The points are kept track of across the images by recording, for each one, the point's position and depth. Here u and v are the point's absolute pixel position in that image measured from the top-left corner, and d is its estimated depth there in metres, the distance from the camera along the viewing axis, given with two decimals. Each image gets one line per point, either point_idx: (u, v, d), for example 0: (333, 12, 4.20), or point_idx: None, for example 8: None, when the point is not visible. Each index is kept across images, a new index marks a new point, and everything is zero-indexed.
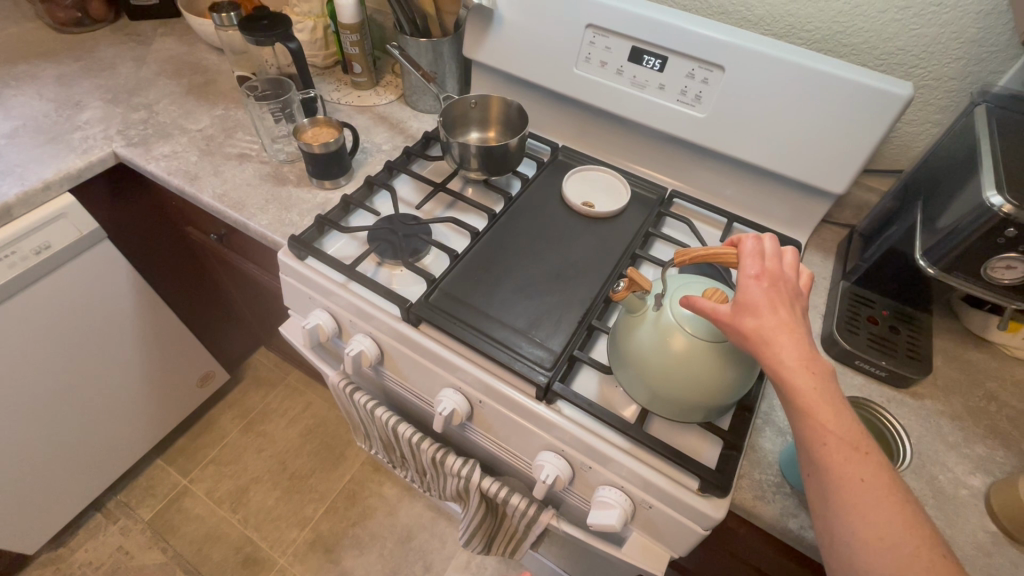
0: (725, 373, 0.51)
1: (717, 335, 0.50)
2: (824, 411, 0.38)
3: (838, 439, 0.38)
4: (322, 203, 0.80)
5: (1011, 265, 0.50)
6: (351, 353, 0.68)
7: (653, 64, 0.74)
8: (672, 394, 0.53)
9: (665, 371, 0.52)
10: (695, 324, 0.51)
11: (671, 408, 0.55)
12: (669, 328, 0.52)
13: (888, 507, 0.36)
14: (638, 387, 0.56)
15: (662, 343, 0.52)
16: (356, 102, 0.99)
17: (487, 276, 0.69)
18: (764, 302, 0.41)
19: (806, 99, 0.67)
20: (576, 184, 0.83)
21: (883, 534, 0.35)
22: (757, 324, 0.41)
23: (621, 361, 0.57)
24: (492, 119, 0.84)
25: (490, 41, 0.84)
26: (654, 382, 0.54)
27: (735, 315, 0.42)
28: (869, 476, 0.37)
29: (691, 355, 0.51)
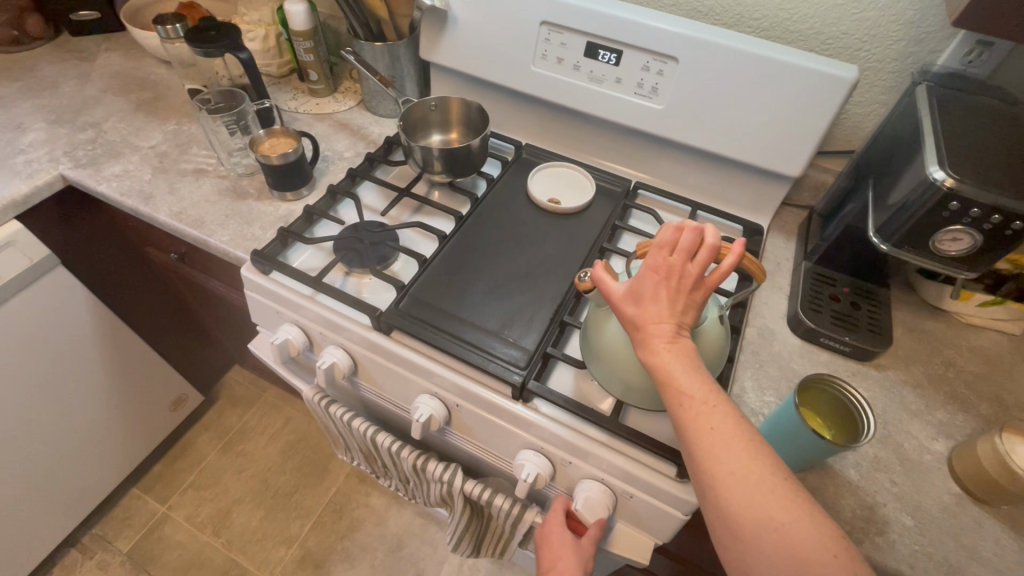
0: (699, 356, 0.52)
1: None
2: (679, 374, 0.42)
3: (690, 398, 0.41)
4: (284, 215, 0.78)
5: (956, 238, 0.52)
6: (323, 365, 0.67)
7: (609, 58, 0.74)
8: (648, 384, 0.54)
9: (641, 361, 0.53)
10: None
11: (648, 398, 0.55)
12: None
13: (735, 447, 0.39)
14: (613, 380, 0.56)
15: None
16: (315, 109, 0.97)
17: (457, 279, 0.69)
18: (644, 289, 0.44)
19: (759, 85, 0.68)
20: (541, 181, 0.83)
21: (732, 470, 0.38)
22: (635, 309, 0.45)
23: (592, 353, 0.57)
24: (453, 120, 0.83)
25: (445, 42, 0.84)
26: (625, 372, 0.54)
27: (620, 298, 0.46)
28: (718, 424, 0.40)
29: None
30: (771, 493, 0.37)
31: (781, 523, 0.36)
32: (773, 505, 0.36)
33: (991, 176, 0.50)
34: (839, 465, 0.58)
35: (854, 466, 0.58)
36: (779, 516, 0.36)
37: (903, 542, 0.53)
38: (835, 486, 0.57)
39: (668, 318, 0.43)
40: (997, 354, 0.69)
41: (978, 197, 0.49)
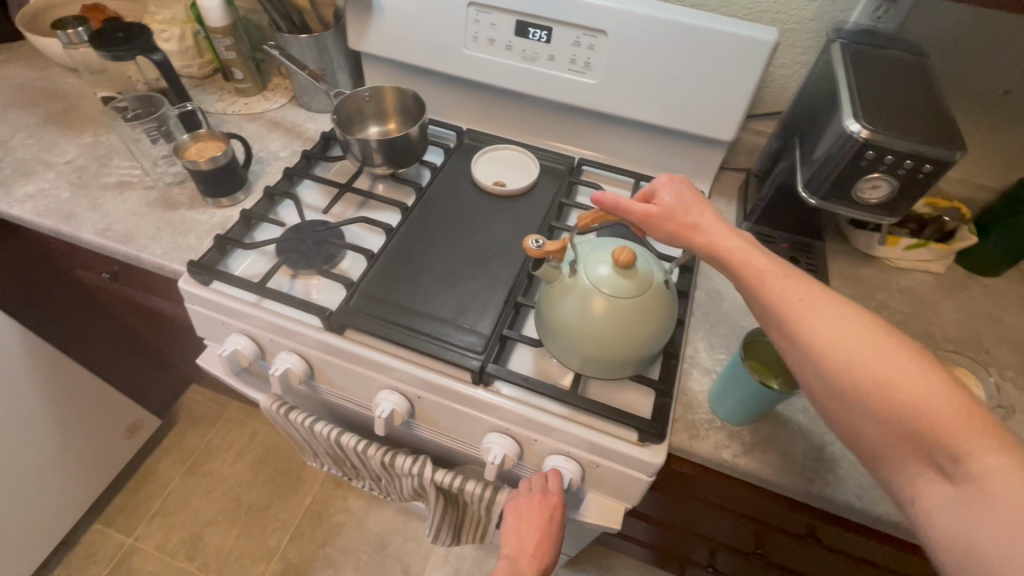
0: (648, 320, 0.54)
1: (632, 291, 0.53)
2: (756, 262, 0.44)
3: (769, 274, 0.43)
4: (221, 222, 0.75)
5: (876, 186, 0.55)
6: (276, 372, 0.65)
7: (540, 35, 0.74)
8: (604, 354, 0.55)
9: (593, 332, 0.54)
10: (611, 284, 0.53)
11: (605, 368, 0.57)
12: (587, 290, 0.54)
13: (827, 310, 0.39)
14: (571, 354, 0.57)
15: (584, 308, 0.54)
16: (244, 110, 0.93)
17: (408, 270, 0.68)
18: (681, 204, 0.49)
19: (686, 53, 0.69)
20: (486, 165, 0.82)
21: (831, 334, 0.38)
22: (686, 216, 0.48)
23: (549, 331, 0.58)
24: (389, 110, 0.82)
25: (373, 30, 0.82)
26: (583, 345, 0.55)
27: (662, 215, 0.49)
28: (803, 293, 0.41)
29: (616, 310, 0.53)
30: (877, 356, 0.37)
31: (886, 374, 0.36)
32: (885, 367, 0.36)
33: (901, 124, 0.53)
34: (789, 411, 0.61)
35: (803, 410, 0.61)
36: (883, 368, 0.36)
37: (850, 475, 0.57)
38: (787, 431, 0.60)
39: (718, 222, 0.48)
40: (923, 292, 0.74)
41: (891, 145, 0.51)
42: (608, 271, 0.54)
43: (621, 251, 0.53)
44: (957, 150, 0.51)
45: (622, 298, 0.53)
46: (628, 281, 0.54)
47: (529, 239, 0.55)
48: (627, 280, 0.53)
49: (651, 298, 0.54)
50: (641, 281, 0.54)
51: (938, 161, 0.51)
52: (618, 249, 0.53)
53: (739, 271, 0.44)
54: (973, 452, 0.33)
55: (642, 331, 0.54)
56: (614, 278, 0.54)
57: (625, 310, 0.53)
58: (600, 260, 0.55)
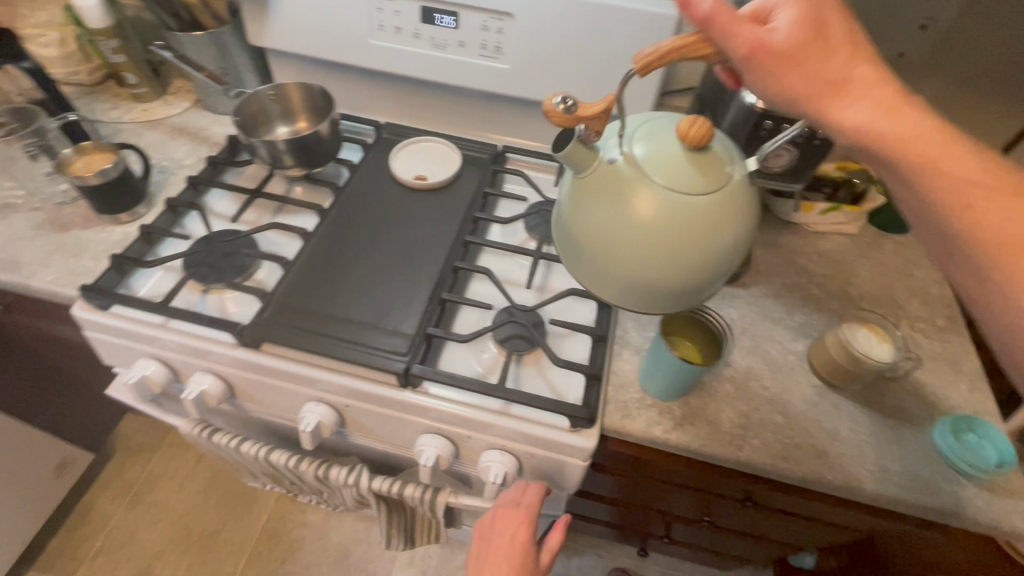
0: (716, 229, 0.40)
1: (699, 185, 0.39)
2: (882, 119, 0.36)
3: (918, 150, 0.36)
4: (120, 240, 0.69)
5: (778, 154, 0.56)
6: (191, 396, 0.61)
7: (446, 21, 0.72)
8: (649, 280, 0.41)
9: (638, 245, 0.40)
10: (667, 175, 0.39)
11: (652, 299, 0.43)
12: (632, 185, 0.39)
13: (999, 201, 0.35)
14: (607, 283, 0.43)
15: (628, 203, 0.39)
16: (142, 117, 0.86)
17: (326, 275, 0.65)
18: (812, 28, 0.37)
19: (594, 32, 0.68)
20: (406, 158, 0.80)
21: (1007, 234, 0.34)
22: (822, 55, 0.37)
23: (574, 243, 0.43)
24: (296, 108, 0.78)
25: (272, 24, 0.77)
26: (623, 264, 0.41)
27: (777, 48, 0.36)
28: (975, 174, 0.35)
29: (674, 212, 0.39)
30: None
31: None
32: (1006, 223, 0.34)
33: None
34: (716, 381, 0.62)
35: (730, 379, 0.63)
36: None
37: (776, 437, 0.59)
38: (715, 402, 0.61)
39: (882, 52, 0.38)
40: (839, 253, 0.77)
41: (787, 113, 0.52)
42: (666, 159, 0.40)
43: (692, 125, 0.39)
44: None
45: (682, 196, 0.39)
46: (696, 170, 0.39)
47: (553, 98, 0.36)
48: (691, 168, 0.39)
49: (725, 198, 0.40)
50: (705, 172, 0.40)
51: None
52: (688, 122, 0.39)
53: (867, 131, 0.36)
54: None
55: (705, 245, 0.40)
56: (671, 169, 0.39)
57: (685, 212, 0.39)
58: (654, 142, 0.40)
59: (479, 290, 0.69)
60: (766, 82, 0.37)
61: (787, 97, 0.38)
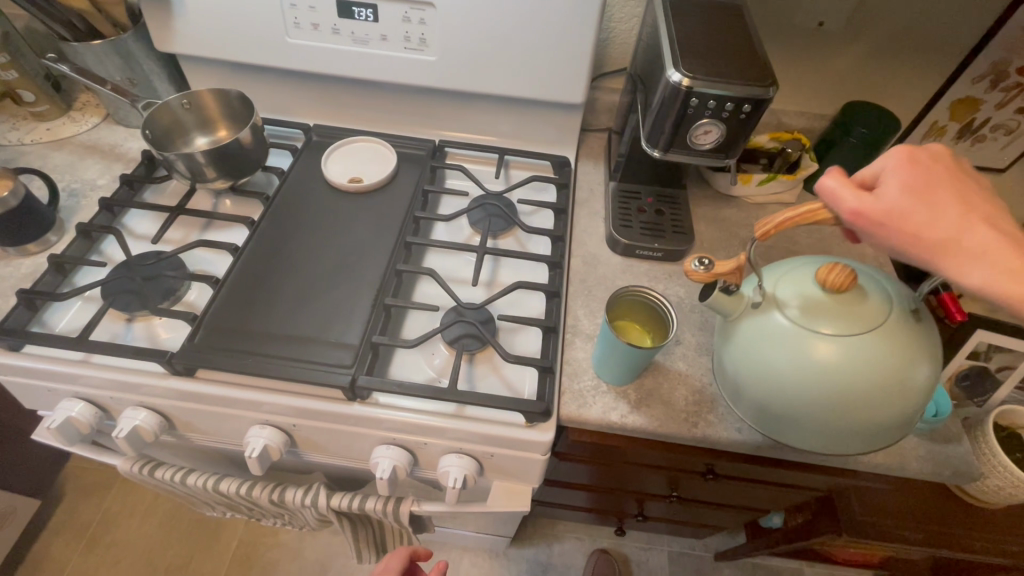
0: (909, 359, 0.47)
1: (867, 323, 0.47)
2: (1005, 261, 0.38)
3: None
4: (28, 273, 0.64)
5: (708, 130, 0.56)
6: (123, 434, 0.57)
7: (365, 14, 0.68)
8: (849, 420, 0.48)
9: (835, 390, 0.47)
10: (833, 321, 0.47)
11: (857, 435, 0.49)
12: (816, 338, 0.47)
13: None
14: (808, 431, 0.50)
15: (808, 351, 0.47)
16: (46, 136, 0.80)
17: (261, 291, 0.61)
18: (914, 195, 0.41)
19: (519, 17, 0.66)
20: (339, 161, 0.76)
21: None
22: (911, 222, 0.40)
23: (751, 387, 0.51)
24: (213, 116, 0.74)
25: (179, 27, 0.72)
26: (811, 403, 0.48)
27: (880, 215, 0.41)
28: None
29: (864, 354, 0.46)
30: None
31: None
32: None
33: (719, 68, 0.53)
34: (669, 360, 0.63)
35: (682, 357, 0.63)
36: None
37: (729, 411, 0.59)
38: (669, 380, 0.61)
39: (984, 207, 0.41)
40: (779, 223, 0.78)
41: (710, 89, 0.52)
42: (838, 306, 0.47)
43: (836, 274, 0.47)
44: (770, 87, 0.53)
45: (865, 334, 0.46)
46: (855, 307, 0.47)
47: (693, 262, 0.49)
48: (847, 306, 0.47)
49: (893, 326, 0.47)
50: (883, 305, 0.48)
51: (755, 99, 0.53)
52: (830, 273, 0.47)
53: (997, 283, 0.38)
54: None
55: (900, 375, 0.46)
56: (841, 316, 0.47)
57: (865, 352, 0.46)
58: (807, 294, 0.49)
59: (427, 291, 0.67)
60: (886, 241, 0.41)
61: (906, 251, 0.41)
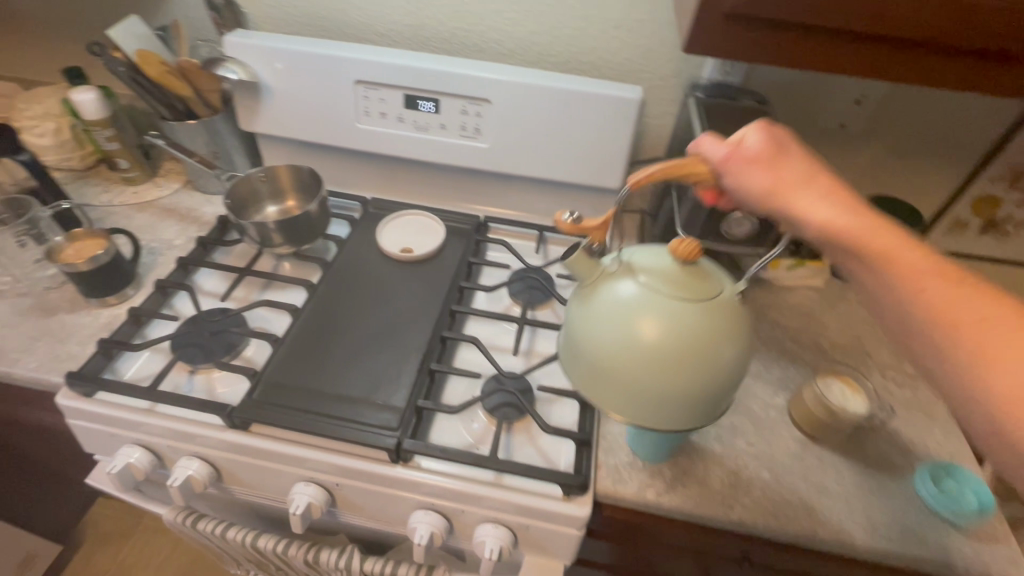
0: (716, 341, 0.42)
1: (683, 299, 0.42)
2: (831, 209, 0.38)
3: (871, 236, 0.37)
4: (107, 322, 0.70)
5: (741, 222, 0.60)
6: (176, 483, 0.60)
7: (428, 107, 0.77)
8: (671, 391, 0.42)
9: (665, 355, 0.41)
10: (662, 299, 0.42)
11: (668, 413, 0.43)
12: (631, 308, 0.42)
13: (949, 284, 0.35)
14: (630, 406, 0.44)
15: (626, 323, 0.42)
16: (133, 199, 0.88)
17: (316, 351, 0.65)
18: (780, 153, 0.41)
19: (566, 113, 0.74)
20: (392, 232, 0.83)
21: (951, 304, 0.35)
22: (775, 164, 0.41)
23: (579, 361, 0.45)
24: (285, 188, 0.82)
25: (263, 112, 0.82)
26: (636, 384, 0.43)
27: (750, 159, 0.41)
28: (921, 261, 0.36)
29: (667, 324, 0.41)
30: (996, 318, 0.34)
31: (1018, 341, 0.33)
32: (1006, 332, 0.33)
33: None
34: (703, 440, 0.63)
35: (717, 437, 0.64)
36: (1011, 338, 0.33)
37: (766, 496, 0.59)
38: (705, 461, 0.62)
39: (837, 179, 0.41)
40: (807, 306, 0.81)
41: None
42: (649, 280, 0.43)
43: (683, 242, 0.44)
44: None
45: (673, 306, 0.42)
46: (694, 280, 0.43)
47: (562, 212, 0.45)
48: (691, 280, 0.43)
49: (707, 314, 0.42)
50: (681, 289, 0.43)
51: None
52: (677, 242, 0.44)
53: (856, 248, 0.38)
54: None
55: (699, 357, 0.42)
56: (651, 290, 0.43)
57: (683, 320, 0.42)
58: (649, 264, 0.44)
59: (468, 358, 0.70)
60: (754, 185, 0.41)
61: (767, 196, 0.40)
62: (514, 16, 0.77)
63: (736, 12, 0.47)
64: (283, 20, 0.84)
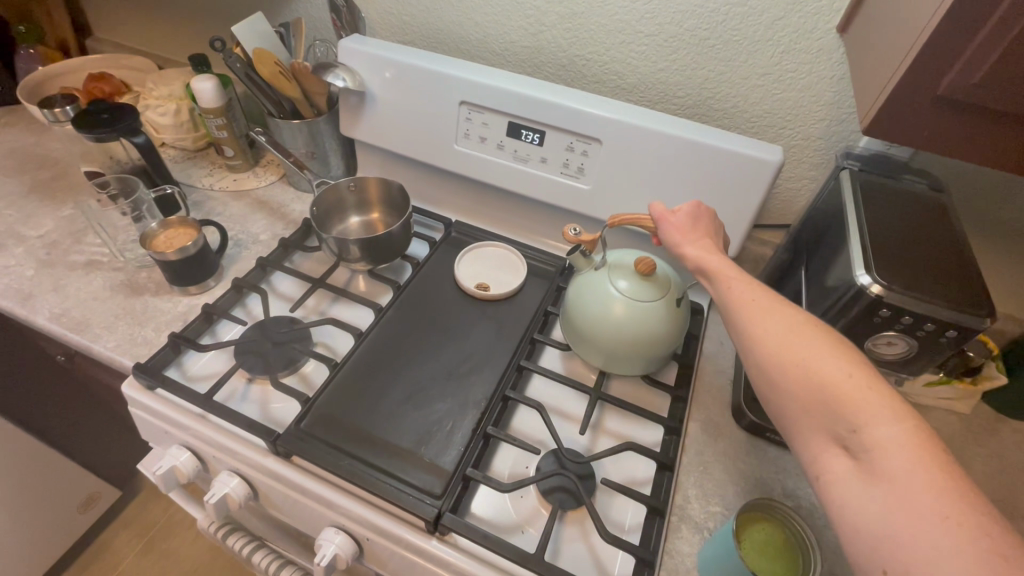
0: (665, 322, 0.60)
1: (646, 295, 0.60)
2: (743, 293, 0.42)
3: (771, 320, 0.39)
4: (184, 312, 0.70)
5: (891, 341, 0.49)
6: (212, 499, 0.58)
7: (532, 138, 0.71)
8: (622, 351, 0.61)
9: (625, 332, 0.60)
10: (629, 290, 0.60)
11: (625, 363, 0.63)
12: (612, 295, 0.61)
13: (839, 369, 0.35)
14: (596, 355, 0.63)
15: (606, 306, 0.60)
16: (232, 186, 0.90)
17: (370, 387, 0.62)
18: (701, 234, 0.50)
19: (685, 166, 0.65)
20: (471, 263, 0.78)
21: (837, 388, 0.34)
22: (688, 229, 0.51)
23: (568, 325, 0.65)
24: (372, 200, 0.79)
25: (365, 121, 0.79)
26: (606, 342, 0.61)
27: (674, 224, 0.52)
28: (815, 349, 0.36)
29: (631, 308, 0.60)
30: (878, 416, 0.33)
31: (893, 441, 0.31)
32: (886, 429, 0.32)
33: (918, 281, 0.47)
34: None
35: None
36: (892, 438, 0.32)
37: None
38: None
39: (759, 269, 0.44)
40: (947, 436, 0.66)
41: (907, 305, 0.45)
42: (629, 278, 0.61)
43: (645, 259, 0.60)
44: (985, 317, 0.45)
45: (637, 298, 0.60)
46: (652, 285, 0.60)
47: (568, 229, 0.63)
48: (649, 285, 0.60)
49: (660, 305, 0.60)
50: (652, 288, 0.60)
51: (962, 327, 0.45)
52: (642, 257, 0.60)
53: (755, 332, 0.39)
54: (872, 425, 0.33)
55: (653, 330, 0.60)
56: (628, 284, 0.60)
57: (644, 309, 0.60)
58: (621, 265, 0.62)
59: (527, 423, 0.63)
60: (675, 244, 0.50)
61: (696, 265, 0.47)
62: (644, 49, 0.69)
63: (953, 97, 0.38)
64: (401, 28, 0.81)
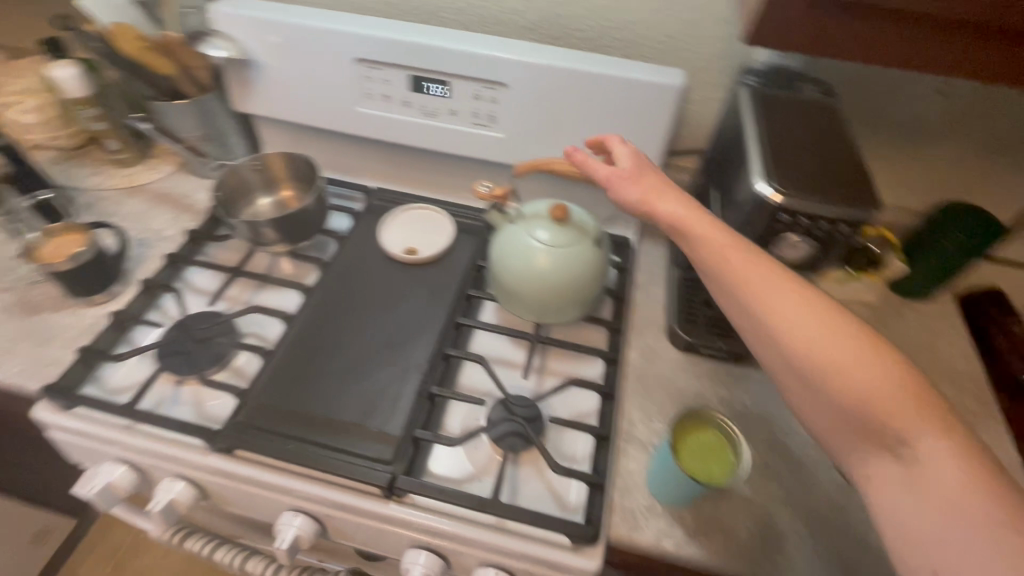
0: (588, 265, 0.62)
1: (565, 241, 0.61)
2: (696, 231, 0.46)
3: (724, 258, 0.43)
4: (91, 323, 0.65)
5: (795, 244, 0.51)
6: (158, 506, 0.56)
7: (437, 89, 0.68)
8: (551, 301, 0.62)
9: (551, 280, 0.61)
10: (549, 239, 0.61)
11: (557, 312, 0.64)
12: (532, 246, 0.61)
13: (785, 299, 0.40)
14: (527, 308, 0.64)
15: (528, 258, 0.61)
16: (123, 182, 0.83)
17: (308, 368, 0.60)
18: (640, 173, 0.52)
19: (593, 100, 0.65)
20: (396, 228, 0.75)
21: (786, 316, 0.39)
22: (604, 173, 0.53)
23: (495, 284, 0.65)
24: (280, 177, 0.75)
25: (258, 92, 0.74)
26: (535, 294, 0.62)
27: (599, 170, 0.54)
28: (762, 281, 0.41)
29: (553, 257, 0.60)
30: (820, 333, 0.38)
31: (835, 353, 0.37)
32: (827, 342, 0.37)
33: (811, 184, 0.49)
34: None
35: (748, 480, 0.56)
36: (837, 348, 0.37)
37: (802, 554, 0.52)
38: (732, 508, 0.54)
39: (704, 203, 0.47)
40: None
41: (803, 208, 0.48)
42: (547, 227, 0.61)
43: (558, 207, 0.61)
44: (871, 209, 0.48)
45: (556, 245, 0.61)
46: (570, 231, 0.61)
47: (478, 186, 0.63)
48: (566, 231, 0.61)
49: (580, 249, 0.61)
50: (569, 233, 0.61)
51: (852, 222, 0.48)
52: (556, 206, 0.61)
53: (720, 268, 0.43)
54: (819, 348, 0.37)
55: (577, 275, 0.61)
56: (546, 234, 0.61)
57: (565, 255, 0.60)
58: (536, 216, 0.63)
59: (473, 377, 0.64)
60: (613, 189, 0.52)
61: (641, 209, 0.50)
62: None
63: None
64: None
